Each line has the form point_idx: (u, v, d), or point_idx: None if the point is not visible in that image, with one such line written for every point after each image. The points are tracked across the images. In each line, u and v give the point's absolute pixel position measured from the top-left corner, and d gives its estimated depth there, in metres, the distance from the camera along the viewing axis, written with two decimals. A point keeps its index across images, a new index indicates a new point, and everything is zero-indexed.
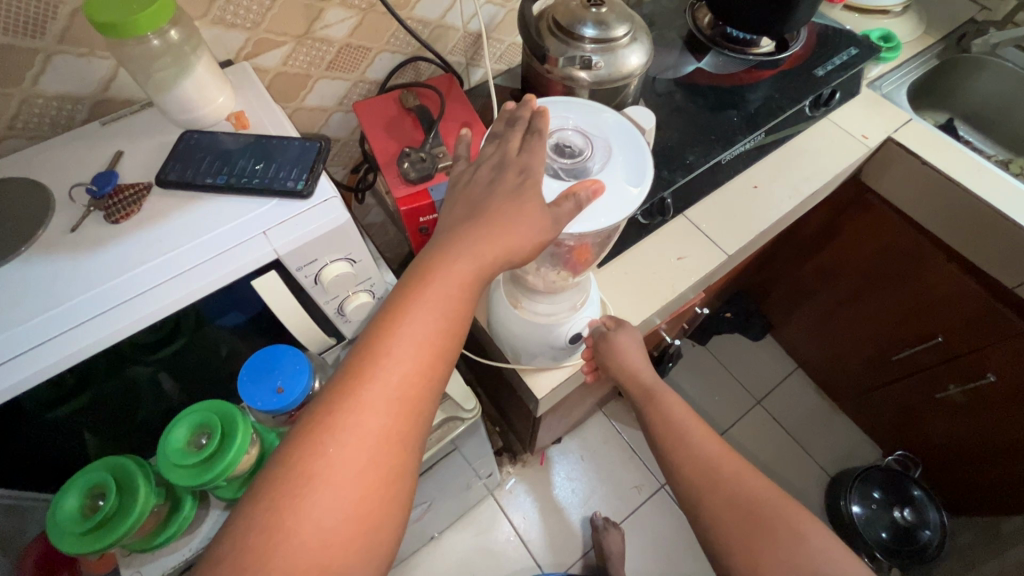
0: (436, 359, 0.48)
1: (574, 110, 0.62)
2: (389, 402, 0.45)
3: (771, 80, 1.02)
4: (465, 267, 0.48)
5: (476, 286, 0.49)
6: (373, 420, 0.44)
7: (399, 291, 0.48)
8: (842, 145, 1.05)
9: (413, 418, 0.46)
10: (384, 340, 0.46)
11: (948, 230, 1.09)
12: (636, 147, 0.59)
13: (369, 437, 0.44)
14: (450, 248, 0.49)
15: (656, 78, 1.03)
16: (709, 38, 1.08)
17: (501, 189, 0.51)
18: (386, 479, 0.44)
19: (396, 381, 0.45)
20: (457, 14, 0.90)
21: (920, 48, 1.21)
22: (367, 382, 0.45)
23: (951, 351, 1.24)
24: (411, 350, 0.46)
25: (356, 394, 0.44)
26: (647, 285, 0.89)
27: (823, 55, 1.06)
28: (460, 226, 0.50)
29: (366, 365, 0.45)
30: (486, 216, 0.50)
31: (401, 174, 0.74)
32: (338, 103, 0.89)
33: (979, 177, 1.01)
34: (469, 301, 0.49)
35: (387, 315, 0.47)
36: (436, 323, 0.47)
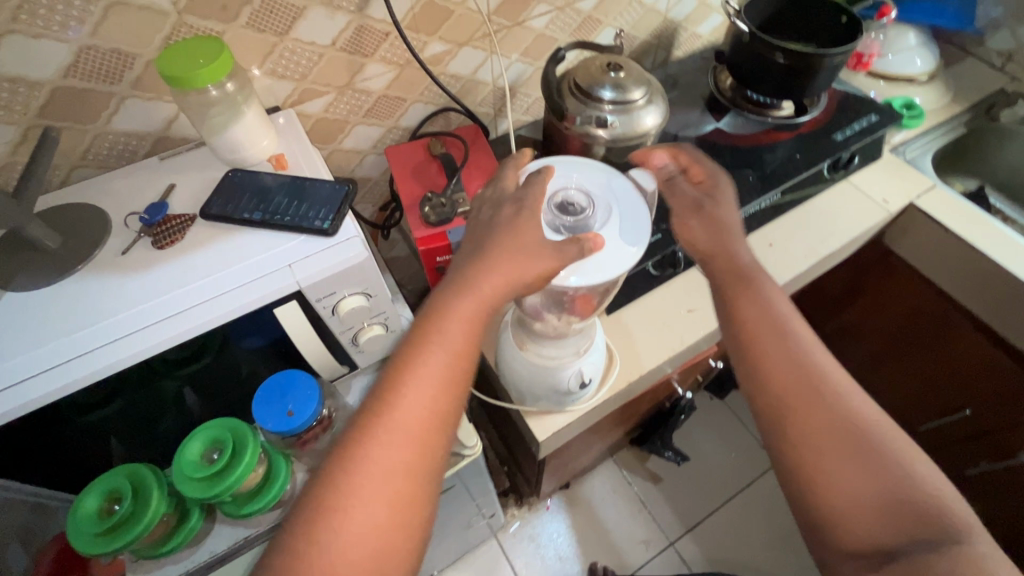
0: (447, 391, 0.51)
1: (578, 168, 0.66)
2: (405, 438, 0.48)
3: (789, 141, 1.05)
4: (472, 308, 0.52)
5: (481, 324, 0.52)
6: (391, 452, 0.48)
7: (412, 330, 0.52)
8: (861, 209, 1.06)
9: (428, 453, 0.49)
10: (398, 379, 0.50)
11: (972, 299, 1.06)
12: (635, 209, 0.62)
13: (386, 472, 0.47)
14: (456, 290, 0.52)
15: (676, 136, 1.07)
16: (729, 99, 1.11)
17: (504, 229, 0.55)
18: (403, 507, 0.47)
19: (410, 418, 0.49)
20: (487, 71, 0.97)
21: (946, 116, 1.22)
22: (384, 416, 0.48)
23: (980, 427, 1.18)
24: (423, 385, 0.50)
25: (372, 431, 0.48)
26: (655, 335, 0.90)
27: (842, 120, 1.08)
28: (467, 264, 0.54)
29: (382, 403, 0.49)
30: (491, 259, 0.53)
31: (422, 216, 0.79)
32: (372, 146, 0.96)
33: (1004, 249, 0.99)
34: (476, 340, 0.52)
35: (401, 357, 0.51)
36: (447, 358, 0.51)
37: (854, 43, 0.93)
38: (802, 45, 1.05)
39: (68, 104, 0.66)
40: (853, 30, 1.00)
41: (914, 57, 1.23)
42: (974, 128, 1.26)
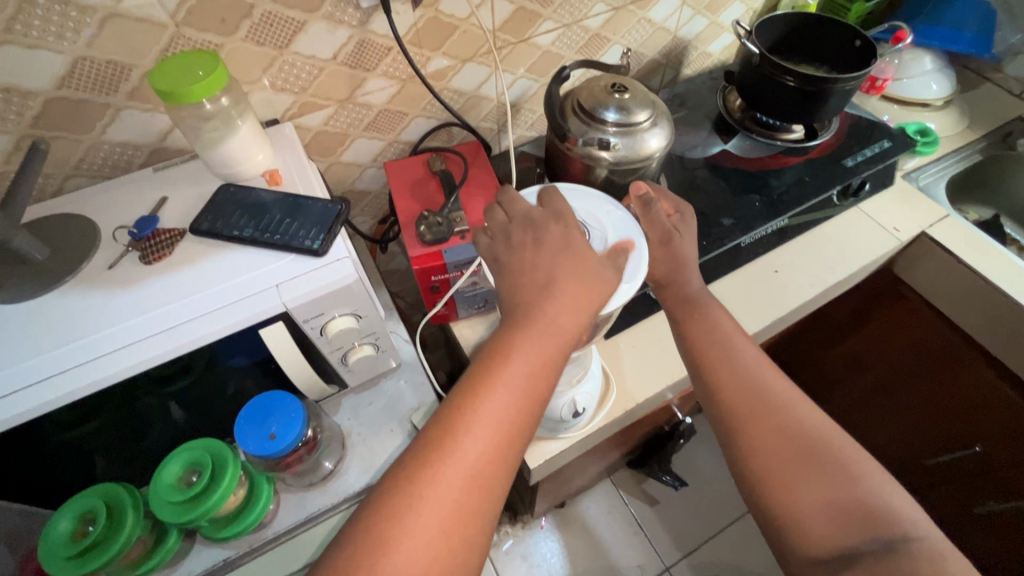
0: (513, 431, 0.49)
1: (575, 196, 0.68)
2: (472, 472, 0.47)
3: (798, 166, 1.03)
4: (547, 344, 0.52)
5: (554, 362, 0.52)
6: (452, 488, 0.46)
7: (481, 363, 0.51)
8: (871, 237, 1.03)
9: (491, 489, 0.48)
10: (467, 409, 0.48)
11: (984, 334, 1.03)
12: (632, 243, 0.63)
13: (447, 505, 0.46)
14: (531, 324, 0.52)
15: (682, 156, 1.05)
16: (737, 121, 1.09)
17: (569, 265, 0.55)
18: (458, 549, 0.45)
19: (477, 450, 0.47)
20: (491, 87, 0.96)
21: (961, 143, 1.19)
22: (449, 450, 0.47)
23: (989, 464, 1.15)
24: (491, 421, 0.48)
25: (438, 462, 0.47)
26: (654, 362, 0.88)
27: (854, 145, 1.06)
28: (535, 299, 0.54)
29: (450, 433, 0.47)
30: (565, 295, 0.53)
31: (418, 235, 0.78)
32: (372, 160, 0.95)
33: (1019, 284, 0.96)
34: (548, 377, 0.52)
35: (468, 389, 0.50)
36: (515, 396, 0.50)
37: (869, 70, 0.90)
38: (814, 68, 1.03)
39: (63, 114, 0.66)
40: (868, 55, 0.97)
41: (929, 82, 1.20)
42: (990, 155, 1.23)
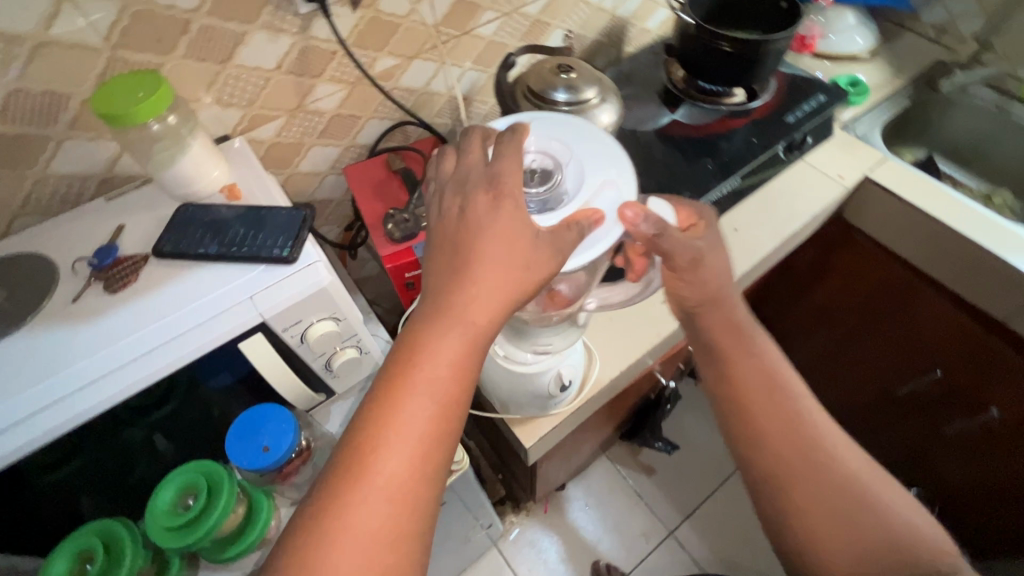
0: (439, 432, 0.48)
1: (594, 154, 0.63)
2: (392, 489, 0.46)
3: (745, 127, 1.07)
4: (457, 343, 0.50)
5: (469, 360, 0.50)
6: (379, 504, 0.45)
7: (390, 372, 0.49)
8: (819, 187, 1.08)
9: (419, 501, 0.47)
10: (378, 425, 0.47)
11: (931, 265, 1.10)
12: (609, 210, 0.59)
13: (374, 522, 0.45)
14: (441, 322, 0.50)
15: (634, 131, 1.08)
16: (682, 91, 1.13)
17: (490, 230, 0.52)
18: (393, 562, 0.45)
19: (393, 465, 0.46)
20: (441, 81, 0.97)
21: (890, 91, 1.27)
22: (369, 467, 0.46)
23: (951, 387, 1.23)
24: (410, 427, 0.47)
25: (354, 485, 0.46)
26: (633, 330, 0.91)
27: (792, 102, 1.11)
28: (447, 289, 0.51)
29: (362, 453, 0.46)
30: (472, 286, 0.50)
31: (387, 234, 0.78)
32: (330, 167, 0.94)
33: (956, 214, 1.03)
34: (460, 376, 0.50)
35: (382, 399, 0.49)
36: (431, 398, 0.48)
37: (796, 26, 0.96)
38: (747, 33, 1.08)
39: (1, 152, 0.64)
40: (793, 14, 1.03)
41: (853, 36, 1.27)
42: (917, 99, 1.31)
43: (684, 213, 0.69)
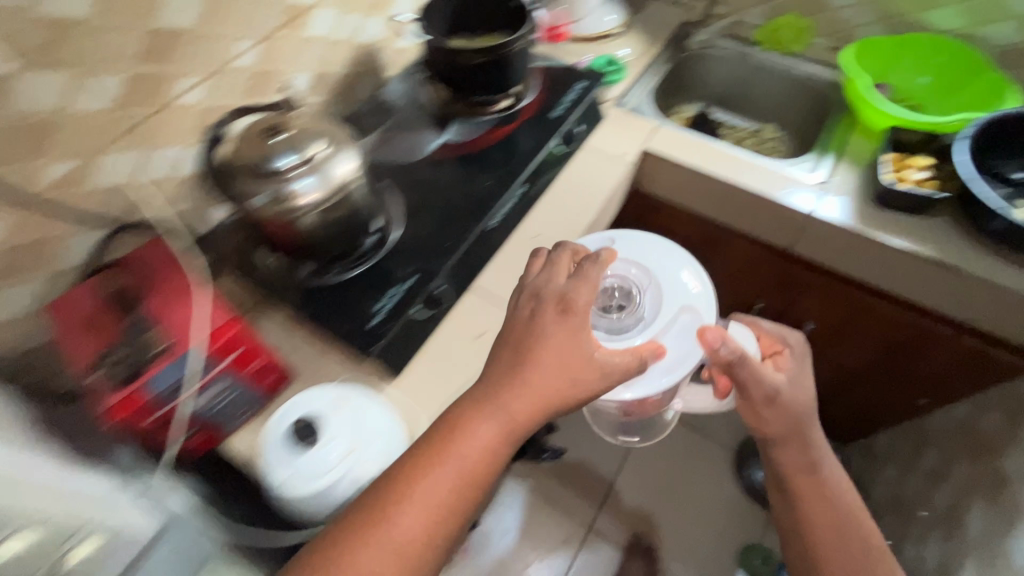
0: (452, 503, 0.61)
1: (669, 260, 0.83)
2: (382, 558, 0.57)
3: (518, 131, 1.05)
4: (490, 432, 0.63)
5: (506, 439, 0.63)
6: (370, 562, 0.57)
7: (435, 436, 0.64)
8: (605, 169, 1.09)
9: (416, 559, 0.59)
10: (388, 513, 0.59)
11: (723, 214, 1.17)
12: (677, 344, 0.76)
13: (382, 567, 0.57)
14: (482, 412, 0.63)
15: (405, 163, 0.99)
16: (446, 110, 1.07)
17: (545, 322, 0.66)
18: None
19: (392, 539, 0.58)
20: (158, 167, 0.82)
21: (650, 58, 1.32)
22: (364, 536, 0.58)
23: (777, 313, 1.32)
24: (431, 493, 0.60)
25: (362, 547, 0.57)
26: (450, 377, 0.80)
27: (557, 94, 1.11)
28: (507, 367, 0.65)
29: (369, 528, 0.58)
30: (520, 380, 0.64)
31: (107, 382, 0.64)
32: (35, 305, 0.75)
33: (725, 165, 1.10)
34: (489, 452, 0.63)
35: (415, 469, 0.62)
36: (489, 437, 0.63)
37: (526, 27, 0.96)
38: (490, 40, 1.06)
39: None
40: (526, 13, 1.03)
41: (602, 16, 1.31)
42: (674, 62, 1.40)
43: (766, 338, 0.91)
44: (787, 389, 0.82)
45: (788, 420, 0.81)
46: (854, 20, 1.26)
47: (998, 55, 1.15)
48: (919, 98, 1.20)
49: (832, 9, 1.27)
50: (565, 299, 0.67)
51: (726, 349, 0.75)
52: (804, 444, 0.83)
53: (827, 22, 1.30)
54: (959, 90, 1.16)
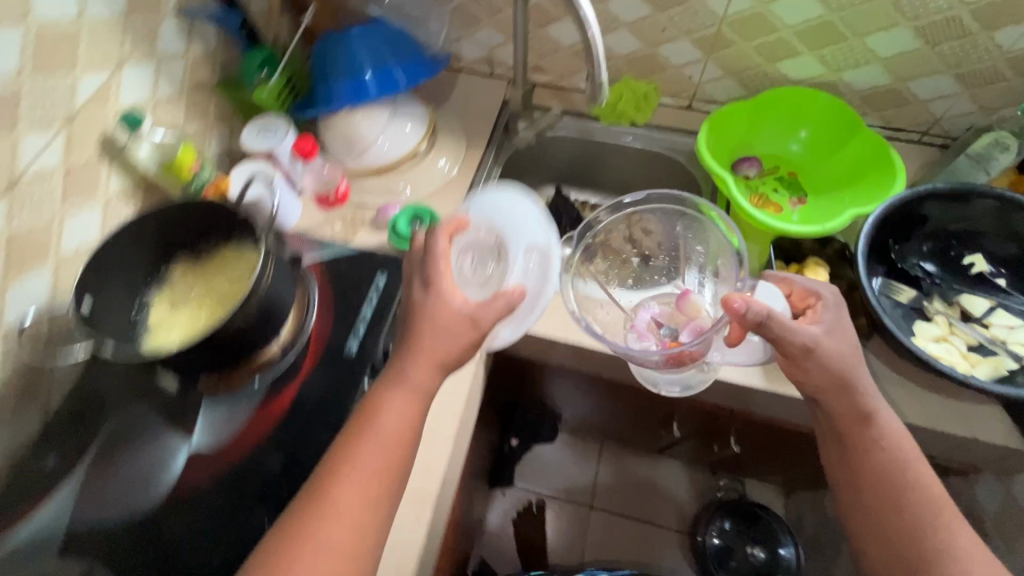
0: (382, 489, 0.59)
1: (515, 200, 0.83)
2: (348, 524, 0.56)
3: (306, 390, 0.72)
4: (426, 371, 0.64)
5: (416, 417, 0.63)
6: (350, 518, 0.56)
7: (361, 411, 0.63)
8: (444, 389, 0.78)
9: (365, 542, 0.56)
10: (298, 543, 0.55)
11: (610, 372, 0.92)
12: (543, 262, 0.79)
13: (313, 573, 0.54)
14: (420, 353, 0.64)
15: (137, 515, 0.65)
16: (183, 390, 0.72)
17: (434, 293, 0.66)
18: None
19: (342, 505, 0.57)
20: None
21: (473, 175, 1.05)
22: (337, 485, 0.57)
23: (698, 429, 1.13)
24: (358, 491, 0.57)
25: (319, 524, 0.55)
26: None
27: (351, 305, 0.79)
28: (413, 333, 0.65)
29: (318, 506, 0.56)
30: (419, 346, 0.64)
31: None
32: None
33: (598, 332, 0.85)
34: (410, 424, 0.62)
35: (355, 424, 0.62)
36: (399, 424, 0.61)
37: (250, 286, 0.64)
38: (230, 278, 0.72)
39: None
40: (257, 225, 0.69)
41: (400, 128, 1.00)
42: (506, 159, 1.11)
43: (799, 292, 0.75)
44: (823, 344, 0.67)
45: (841, 365, 0.68)
46: (700, 76, 1.02)
47: (864, 99, 0.97)
48: (795, 164, 1.00)
49: (671, 67, 1.02)
50: (427, 278, 0.67)
51: (756, 310, 0.65)
52: (855, 395, 0.69)
53: (670, 81, 1.05)
54: (836, 150, 0.96)
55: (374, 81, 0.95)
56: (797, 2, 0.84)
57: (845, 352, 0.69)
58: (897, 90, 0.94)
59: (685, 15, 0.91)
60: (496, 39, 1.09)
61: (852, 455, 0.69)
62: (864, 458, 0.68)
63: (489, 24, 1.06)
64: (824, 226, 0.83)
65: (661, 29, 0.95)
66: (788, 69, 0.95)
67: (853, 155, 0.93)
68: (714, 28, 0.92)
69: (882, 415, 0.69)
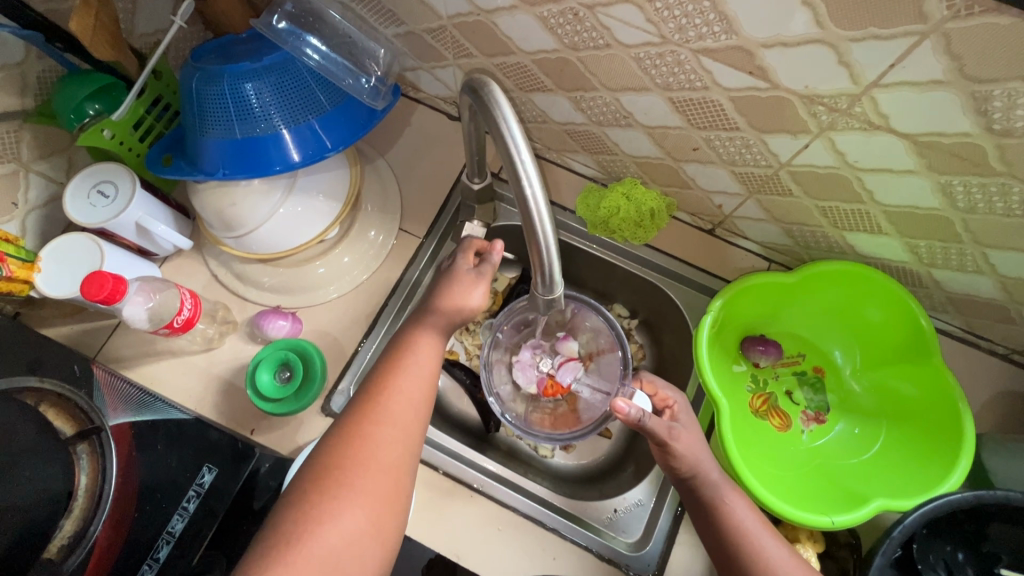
0: (404, 454, 0.52)
1: None
2: (379, 490, 0.49)
3: None
4: (421, 373, 0.56)
5: (423, 389, 0.55)
6: (380, 469, 0.50)
7: (371, 373, 0.56)
8: None
9: (391, 514, 0.50)
10: (335, 484, 0.48)
11: None
12: None
13: (345, 531, 0.47)
14: (416, 339, 0.58)
15: None
16: None
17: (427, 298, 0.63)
18: (365, 538, 0.48)
19: (370, 470, 0.49)
20: None
21: (404, 267, 0.79)
22: (366, 433, 0.51)
23: None
24: (385, 443, 0.51)
25: (347, 487, 0.48)
26: None
27: (158, 512, 0.57)
28: (407, 330, 0.60)
29: (345, 470, 0.49)
30: (415, 347, 0.58)
31: None
32: None
33: (498, 561, 0.66)
34: (433, 383, 0.57)
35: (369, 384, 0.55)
36: (414, 391, 0.54)
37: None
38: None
39: None
40: None
41: (310, 199, 0.72)
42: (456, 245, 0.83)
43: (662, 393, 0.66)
44: (687, 446, 0.58)
45: (699, 460, 0.58)
46: (734, 209, 0.71)
47: (950, 300, 0.67)
48: (825, 359, 0.73)
49: (696, 188, 0.71)
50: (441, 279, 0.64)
51: (636, 411, 0.57)
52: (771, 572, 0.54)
53: (692, 200, 0.74)
54: (889, 365, 0.69)
55: (271, 146, 0.66)
56: (903, 182, 0.53)
57: (702, 448, 0.59)
58: (1004, 309, 0.64)
59: (731, 144, 0.60)
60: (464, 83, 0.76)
61: (716, 538, 0.57)
62: (732, 544, 0.55)
63: (454, 64, 0.72)
64: (833, 518, 0.58)
65: (692, 147, 0.63)
66: (858, 242, 0.65)
67: (909, 388, 0.66)
68: (769, 171, 0.61)
69: (737, 502, 0.57)
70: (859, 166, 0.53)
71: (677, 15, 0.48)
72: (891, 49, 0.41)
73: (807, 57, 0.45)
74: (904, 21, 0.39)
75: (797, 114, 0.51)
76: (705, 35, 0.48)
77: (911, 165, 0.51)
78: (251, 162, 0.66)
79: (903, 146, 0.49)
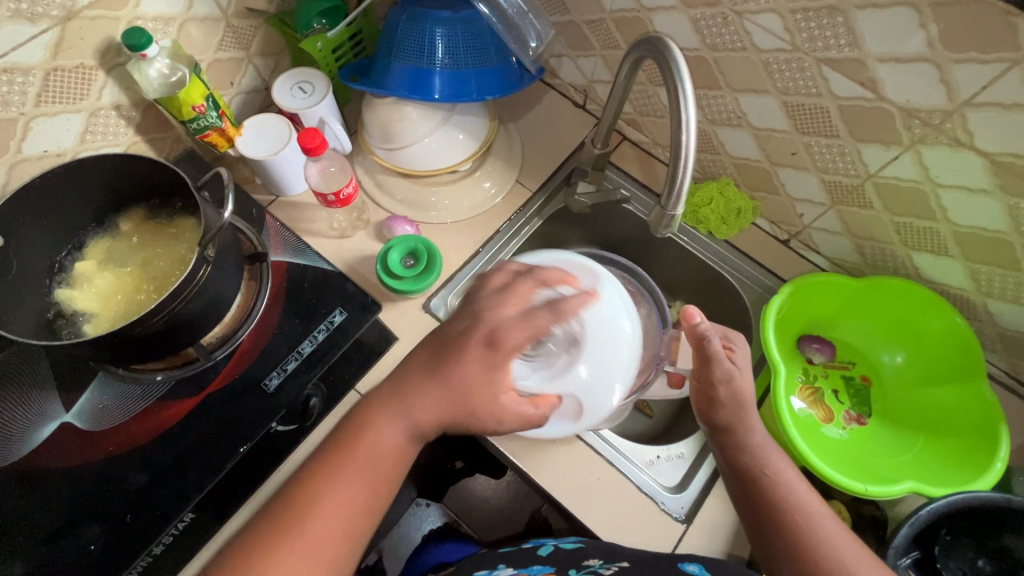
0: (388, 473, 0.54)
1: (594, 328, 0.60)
2: (346, 505, 0.52)
3: (211, 407, 0.64)
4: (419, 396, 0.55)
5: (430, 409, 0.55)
6: (368, 464, 0.53)
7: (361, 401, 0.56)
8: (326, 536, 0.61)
9: (360, 517, 0.53)
10: (326, 464, 0.53)
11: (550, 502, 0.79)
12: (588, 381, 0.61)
13: (327, 513, 0.51)
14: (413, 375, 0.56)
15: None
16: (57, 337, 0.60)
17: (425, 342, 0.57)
18: (350, 524, 0.52)
19: (354, 471, 0.53)
20: None
21: (513, 212, 0.91)
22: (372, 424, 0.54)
23: None
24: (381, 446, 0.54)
25: (325, 476, 0.53)
26: None
27: (292, 335, 0.68)
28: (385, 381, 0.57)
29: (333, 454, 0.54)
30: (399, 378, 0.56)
31: None
32: None
33: (550, 469, 0.73)
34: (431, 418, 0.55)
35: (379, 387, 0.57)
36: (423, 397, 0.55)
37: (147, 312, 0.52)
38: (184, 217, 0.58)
39: None
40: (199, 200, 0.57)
41: (453, 135, 0.85)
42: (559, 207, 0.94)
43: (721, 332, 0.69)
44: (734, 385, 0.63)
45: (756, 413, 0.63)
46: (814, 219, 0.81)
47: (1000, 335, 0.74)
48: (874, 365, 0.81)
49: (784, 194, 0.81)
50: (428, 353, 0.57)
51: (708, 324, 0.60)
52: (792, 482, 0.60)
53: (777, 207, 0.84)
54: (934, 378, 0.76)
55: (443, 81, 0.81)
56: (977, 200, 0.62)
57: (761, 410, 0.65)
58: None
59: (828, 151, 0.71)
60: (601, 72, 0.90)
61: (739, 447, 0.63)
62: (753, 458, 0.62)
63: (598, 54, 0.87)
64: (867, 486, 0.64)
65: (791, 151, 0.75)
66: (923, 263, 0.74)
67: (950, 398, 0.73)
68: (856, 181, 0.71)
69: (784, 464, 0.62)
70: (939, 181, 0.64)
71: (812, 26, 0.60)
72: (986, 71, 0.52)
73: (913, 73, 0.57)
74: (1001, 48, 0.50)
75: (895, 125, 0.62)
76: (831, 46, 0.61)
77: (986, 184, 0.61)
78: (424, 89, 0.81)
79: (982, 164, 0.59)
